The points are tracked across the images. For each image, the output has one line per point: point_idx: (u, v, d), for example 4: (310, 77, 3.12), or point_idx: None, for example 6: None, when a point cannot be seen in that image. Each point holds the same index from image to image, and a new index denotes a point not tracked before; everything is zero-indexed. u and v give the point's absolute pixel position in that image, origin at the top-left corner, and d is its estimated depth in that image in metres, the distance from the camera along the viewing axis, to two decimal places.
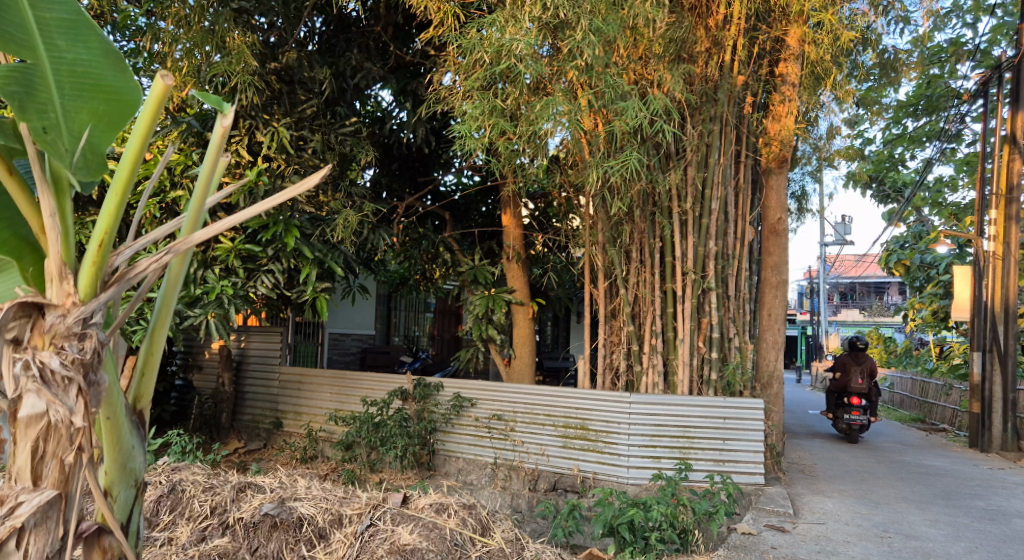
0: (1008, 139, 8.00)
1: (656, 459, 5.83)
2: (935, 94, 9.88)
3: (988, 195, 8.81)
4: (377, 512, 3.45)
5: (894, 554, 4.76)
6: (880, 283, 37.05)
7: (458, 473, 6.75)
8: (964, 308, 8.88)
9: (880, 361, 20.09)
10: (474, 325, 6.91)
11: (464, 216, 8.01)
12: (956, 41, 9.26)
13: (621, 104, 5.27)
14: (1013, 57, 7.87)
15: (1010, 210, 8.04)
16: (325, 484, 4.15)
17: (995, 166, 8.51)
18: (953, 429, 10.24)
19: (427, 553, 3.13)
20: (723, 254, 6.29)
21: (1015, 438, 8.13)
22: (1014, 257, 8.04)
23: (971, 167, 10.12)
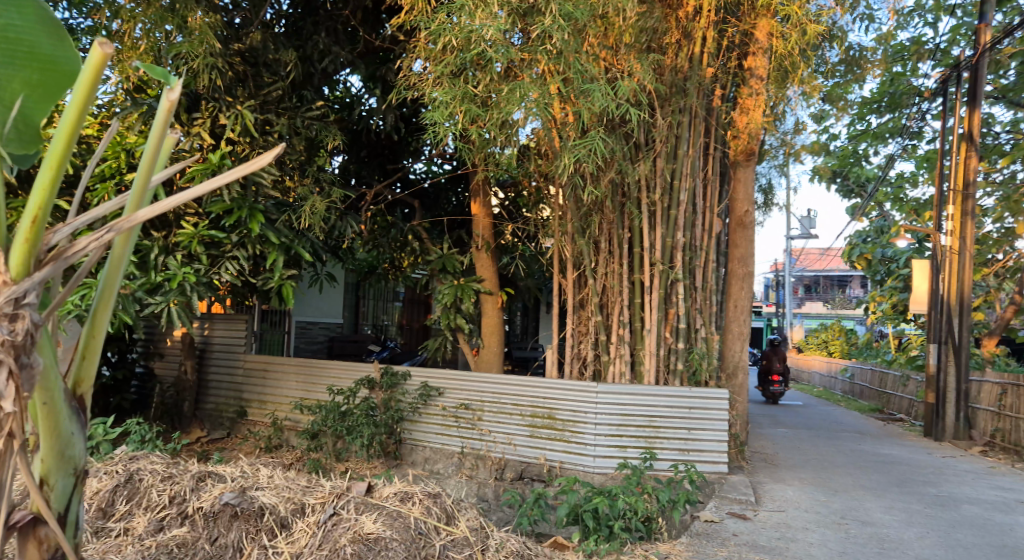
0: (966, 137, 8.03)
1: (622, 448, 5.89)
2: (897, 91, 10.03)
3: (947, 191, 8.93)
4: (340, 501, 3.41)
5: (850, 541, 4.88)
6: (842, 276, 38.07)
7: (425, 463, 6.72)
8: (922, 300, 9.19)
9: (841, 352, 20.77)
10: (443, 314, 6.82)
11: (434, 205, 7.91)
12: (918, 41, 9.44)
13: (587, 87, 5.33)
14: (972, 57, 7.90)
15: (966, 207, 8.10)
16: (289, 473, 4.13)
17: (953, 163, 8.61)
18: (909, 419, 10.51)
19: (391, 542, 3.14)
20: (691, 246, 6.34)
21: (967, 427, 8.25)
22: (970, 251, 8.15)
23: (931, 164, 10.30)
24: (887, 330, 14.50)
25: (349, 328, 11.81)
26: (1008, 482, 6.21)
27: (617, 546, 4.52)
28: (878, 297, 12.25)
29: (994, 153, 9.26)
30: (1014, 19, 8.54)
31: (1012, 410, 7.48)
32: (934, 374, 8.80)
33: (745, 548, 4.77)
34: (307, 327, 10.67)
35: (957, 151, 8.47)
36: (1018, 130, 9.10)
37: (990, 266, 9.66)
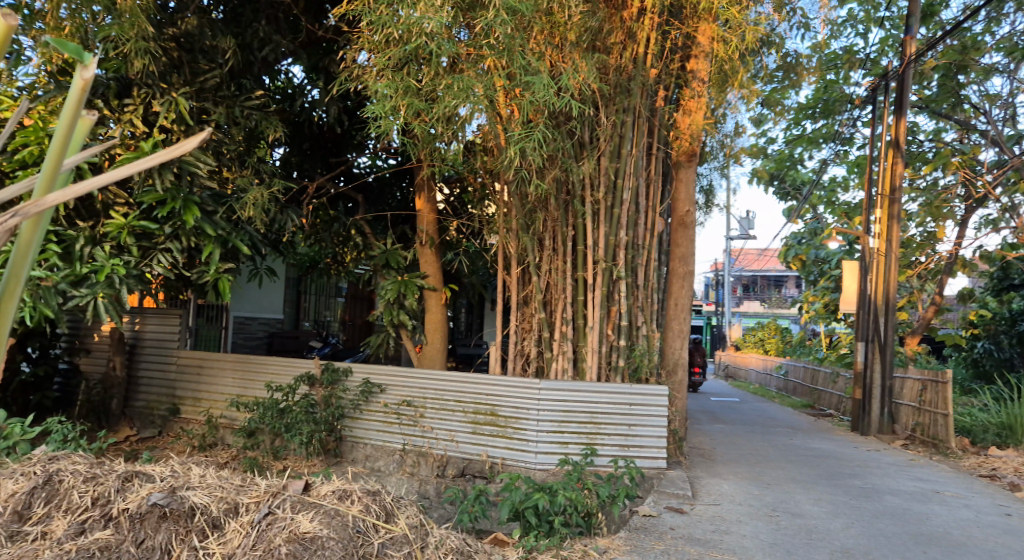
0: (892, 143, 8.35)
1: (563, 444, 5.94)
2: (831, 98, 10.35)
3: (875, 195, 9.32)
4: (276, 500, 3.32)
5: (781, 533, 5.04)
6: (778, 276, 39.60)
7: (366, 460, 6.63)
8: (851, 300, 9.54)
9: (775, 349, 21.64)
10: (385, 310, 6.72)
11: (378, 199, 7.84)
12: (850, 50, 9.78)
13: (528, 78, 5.35)
14: (899, 66, 8.19)
15: (894, 210, 8.34)
16: (223, 472, 3.96)
17: (881, 169, 8.87)
18: (839, 414, 10.94)
19: (327, 541, 3.11)
20: (634, 244, 6.42)
21: (891, 421, 8.57)
22: (895, 253, 8.45)
23: (861, 169, 10.71)
24: (819, 330, 15.07)
25: (290, 324, 11.60)
26: (927, 474, 6.51)
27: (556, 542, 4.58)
28: (811, 297, 12.69)
29: (917, 160, 9.69)
30: (937, 33, 8.94)
31: (932, 406, 7.83)
32: (862, 370, 9.14)
33: (681, 541, 4.87)
34: (245, 322, 10.40)
35: (884, 158, 8.80)
36: (940, 139, 9.55)
37: (914, 268, 10.10)
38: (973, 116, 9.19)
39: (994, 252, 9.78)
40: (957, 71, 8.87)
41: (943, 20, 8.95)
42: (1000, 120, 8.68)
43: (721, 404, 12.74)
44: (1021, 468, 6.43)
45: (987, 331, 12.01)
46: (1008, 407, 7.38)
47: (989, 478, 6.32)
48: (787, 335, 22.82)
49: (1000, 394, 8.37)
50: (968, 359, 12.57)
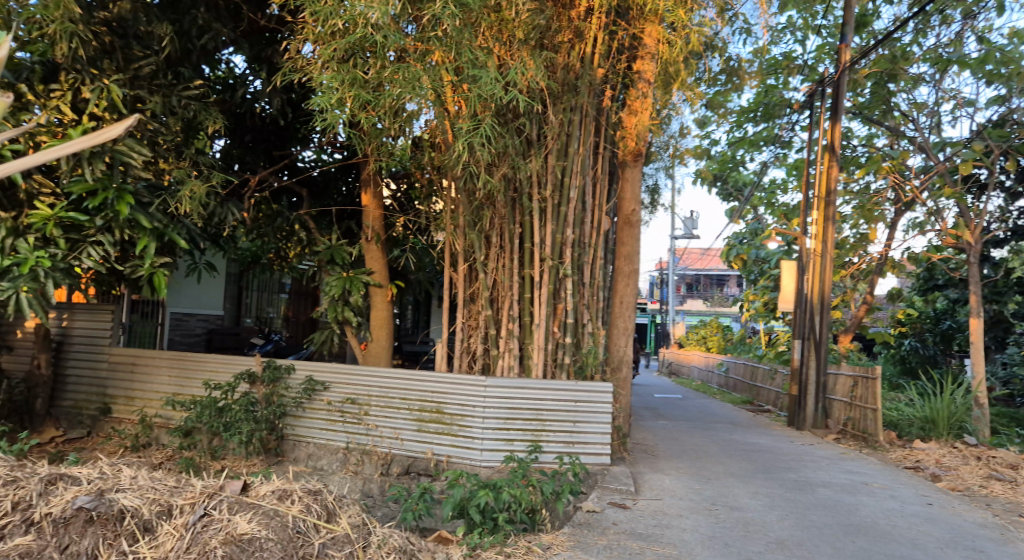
0: (828, 147, 8.64)
1: (509, 441, 5.95)
2: (771, 102, 10.59)
3: (812, 198, 9.63)
4: (212, 501, 3.26)
5: (719, 525, 5.17)
6: (720, 276, 40.80)
7: (308, 459, 6.51)
8: (789, 299, 9.86)
9: (716, 346, 22.35)
10: (330, 306, 6.62)
11: (323, 194, 7.71)
12: (789, 57, 10.06)
13: (475, 72, 5.33)
14: (834, 73, 8.50)
15: (828, 212, 8.71)
16: (155, 473, 3.83)
17: (818, 171, 9.17)
18: (776, 409, 11.30)
19: (266, 542, 3.07)
20: (580, 242, 6.50)
21: (824, 416, 8.96)
22: (830, 254, 8.73)
23: (799, 172, 11.02)
24: (759, 329, 15.47)
25: (231, 321, 11.41)
26: (857, 466, 6.79)
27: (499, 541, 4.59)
28: (753, 296, 13.15)
29: (851, 164, 10.03)
30: (870, 42, 9.27)
31: (863, 401, 8.13)
32: (798, 367, 9.43)
33: (623, 535, 4.94)
34: (183, 318, 10.07)
35: (820, 162, 9.08)
36: (872, 145, 9.92)
37: (847, 269, 10.46)
38: (902, 123, 9.53)
39: (920, 253, 10.23)
40: (888, 79, 9.17)
41: (875, 30, 9.30)
42: (927, 127, 9.06)
43: (664, 400, 12.97)
44: (942, 460, 6.77)
45: (913, 330, 12.97)
46: (931, 401, 7.75)
47: (913, 469, 6.62)
48: (729, 333, 23.46)
49: (924, 389, 8.78)
50: (896, 357, 13.67)
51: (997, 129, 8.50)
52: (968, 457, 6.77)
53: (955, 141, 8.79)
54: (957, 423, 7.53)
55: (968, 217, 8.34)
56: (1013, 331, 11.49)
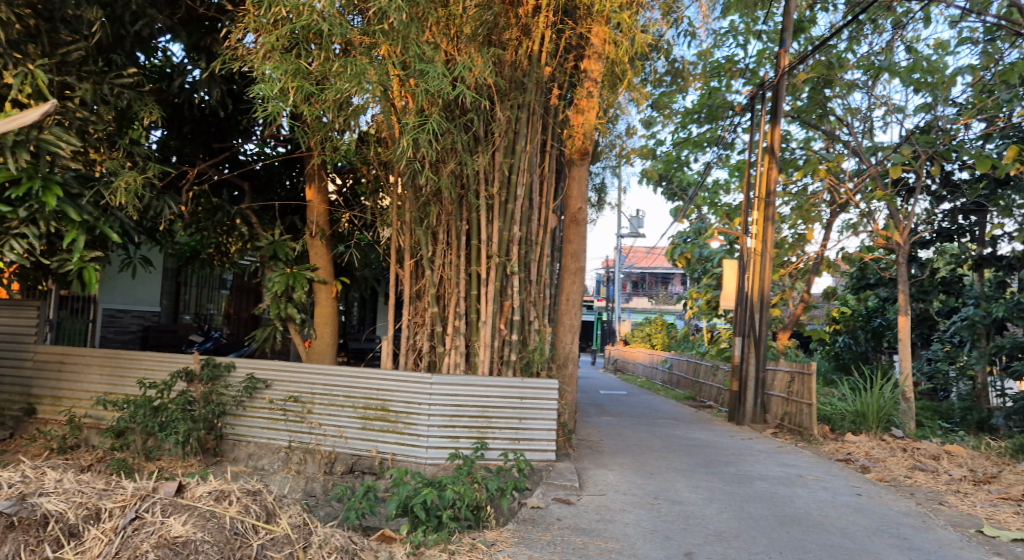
0: (769, 149, 8.87)
1: (454, 438, 5.94)
2: (714, 104, 10.81)
3: (753, 198, 9.88)
4: (144, 503, 3.17)
5: (661, 519, 5.27)
6: (667, 275, 41.72)
7: (248, 459, 6.37)
8: (731, 297, 10.09)
9: (661, 344, 22.87)
10: (272, 303, 6.46)
11: (266, 188, 7.58)
12: (731, 60, 10.29)
13: (421, 66, 5.26)
14: (774, 78, 8.74)
15: (769, 212, 8.95)
16: (81, 475, 3.69)
17: (758, 173, 9.41)
18: (717, 405, 11.57)
19: (201, 544, 2.97)
20: (527, 240, 6.54)
21: (762, 412, 9.17)
22: (770, 253, 9.00)
23: (740, 173, 11.29)
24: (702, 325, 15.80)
25: (168, 318, 11.28)
26: (792, 459, 7.01)
27: (445, 539, 4.56)
28: (695, 293, 13.35)
29: (790, 166, 10.30)
30: (807, 48, 9.54)
31: (799, 396, 8.41)
32: (738, 363, 9.67)
33: (568, 531, 4.98)
34: (116, 315, 10.21)
35: (761, 163, 9.33)
36: (809, 148, 10.24)
37: (785, 268, 10.65)
38: (838, 127, 9.87)
39: (853, 253, 10.62)
40: (824, 85, 9.45)
41: (813, 37, 9.58)
42: (860, 132, 9.40)
43: (610, 397, 13.13)
44: (871, 452, 7.05)
45: (847, 327, 13.46)
46: (862, 395, 8.07)
47: (844, 461, 6.88)
48: (673, 330, 23.97)
49: (855, 384, 9.13)
50: (830, 353, 14.15)
51: (924, 135, 8.90)
52: (894, 449, 7.07)
53: (887, 146, 9.18)
54: (885, 417, 7.85)
55: (898, 219, 8.70)
56: (936, 328, 12.04)
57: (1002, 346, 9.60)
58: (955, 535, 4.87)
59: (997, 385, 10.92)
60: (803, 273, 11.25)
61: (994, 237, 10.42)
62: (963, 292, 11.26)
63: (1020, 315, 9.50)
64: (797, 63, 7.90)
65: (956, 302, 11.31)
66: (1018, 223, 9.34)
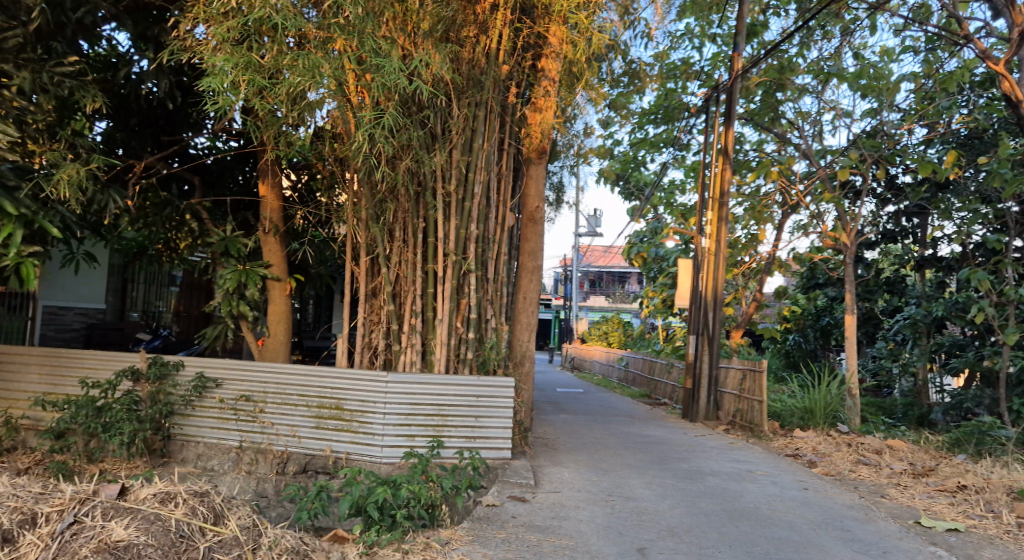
0: (723, 151, 9.05)
1: (410, 437, 5.90)
2: (671, 105, 10.97)
3: (707, 199, 10.05)
4: (83, 507, 3.24)
5: (615, 516, 5.32)
6: (624, 274, 42.33)
7: (198, 460, 6.22)
8: (686, 296, 10.24)
9: (618, 342, 23.20)
10: (223, 300, 6.31)
11: (218, 183, 7.44)
12: (687, 62, 10.45)
13: (377, 61, 5.19)
14: (728, 81, 8.92)
15: (723, 213, 9.14)
16: (17, 478, 3.58)
17: (712, 174, 9.59)
18: (672, 403, 11.74)
19: (144, 548, 3.07)
20: (484, 238, 6.55)
21: (716, 408, 9.34)
22: (723, 253, 9.18)
23: (696, 174, 11.48)
24: (657, 324, 16.03)
25: (115, 316, 11.05)
26: (743, 455, 7.16)
27: (399, 539, 4.50)
28: (651, 292, 13.47)
29: (744, 168, 10.50)
30: (760, 53, 9.75)
31: (750, 393, 8.58)
32: (692, 361, 9.84)
33: (522, 528, 4.99)
34: (58, 312, 10.03)
35: (715, 164, 9.51)
36: (762, 150, 10.45)
37: (739, 267, 10.99)
38: (789, 130, 10.10)
39: (803, 254, 10.89)
40: (776, 89, 9.67)
41: (765, 41, 9.79)
42: (810, 135, 9.64)
43: (567, 395, 13.20)
44: (818, 447, 7.24)
45: (797, 326, 13.79)
46: (810, 392, 8.29)
47: (793, 456, 7.06)
48: (629, 329, 24.23)
49: (804, 381, 9.37)
50: (781, 351, 14.54)
51: (870, 140, 9.18)
52: (840, 444, 7.28)
53: (835, 149, 9.47)
54: (831, 413, 8.09)
55: (845, 220, 8.93)
56: (881, 327, 12.43)
57: (941, 343, 10.12)
58: (894, 527, 5.03)
59: (937, 381, 11.33)
60: (756, 273, 11.48)
61: (934, 239, 10.61)
62: (906, 292, 11.67)
63: (958, 315, 9.72)
64: (751, 67, 8.07)
65: (899, 301, 11.73)
66: (956, 225, 9.70)
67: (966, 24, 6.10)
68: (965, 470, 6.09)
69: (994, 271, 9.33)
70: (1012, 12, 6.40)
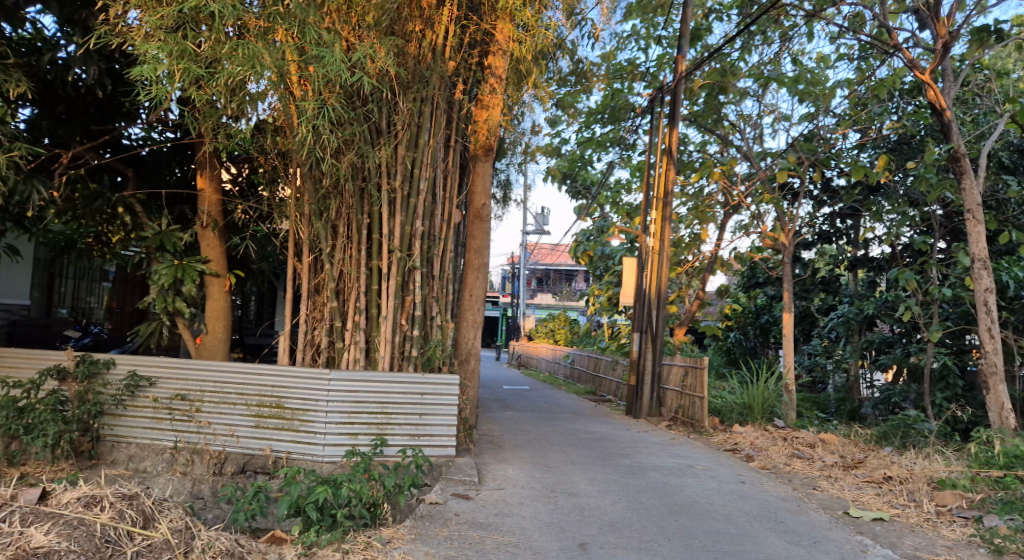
0: (667, 151, 9.22)
1: (352, 436, 5.82)
2: (617, 105, 11.10)
3: (652, 198, 10.20)
4: (2, 513, 3.35)
5: (557, 512, 5.35)
6: (571, 272, 42.75)
7: (129, 461, 5.99)
8: (631, 295, 10.39)
9: (565, 339, 23.36)
10: (158, 296, 6.10)
11: (153, 175, 7.21)
12: (633, 64, 10.59)
13: (319, 52, 5.07)
14: (672, 82, 9.09)
15: (666, 212, 9.32)
16: None
17: (657, 173, 9.74)
18: (616, 400, 11.89)
19: (66, 554, 3.21)
20: (429, 235, 6.53)
21: (658, 405, 9.52)
22: (667, 253, 9.36)
23: (642, 173, 11.65)
24: (603, 322, 16.20)
25: (41, 312, 10.63)
26: (684, 450, 7.30)
27: (338, 539, 4.42)
28: (597, 290, 13.59)
29: (688, 168, 10.70)
30: (703, 55, 9.95)
31: (692, 389, 8.76)
32: (636, 358, 9.99)
33: (465, 526, 4.97)
34: None
35: (660, 164, 9.67)
36: (705, 151, 10.66)
37: (682, 266, 11.30)
38: (731, 132, 10.34)
39: (744, 253, 11.17)
40: (719, 91, 9.87)
41: (708, 44, 9.98)
42: (751, 137, 9.88)
43: (513, 392, 13.21)
44: (755, 441, 7.43)
45: (737, 323, 14.16)
46: (749, 389, 8.51)
47: (732, 451, 7.23)
48: (576, 326, 24.39)
49: (744, 378, 9.61)
50: (722, 348, 14.91)
51: (807, 143, 9.48)
52: (776, 438, 7.49)
53: (774, 152, 9.75)
54: (768, 408, 8.33)
55: (784, 221, 9.20)
56: (816, 324, 12.86)
57: (872, 342, 10.51)
58: (824, 517, 5.20)
59: (867, 377, 11.80)
60: (699, 272, 11.74)
61: (867, 239, 11.18)
62: (840, 291, 12.10)
63: (887, 312, 10.21)
64: (693, 70, 8.24)
65: (833, 300, 12.09)
66: (887, 227, 10.10)
67: (895, 34, 6.34)
68: (890, 462, 6.36)
69: (921, 271, 9.77)
70: (937, 24, 6.71)
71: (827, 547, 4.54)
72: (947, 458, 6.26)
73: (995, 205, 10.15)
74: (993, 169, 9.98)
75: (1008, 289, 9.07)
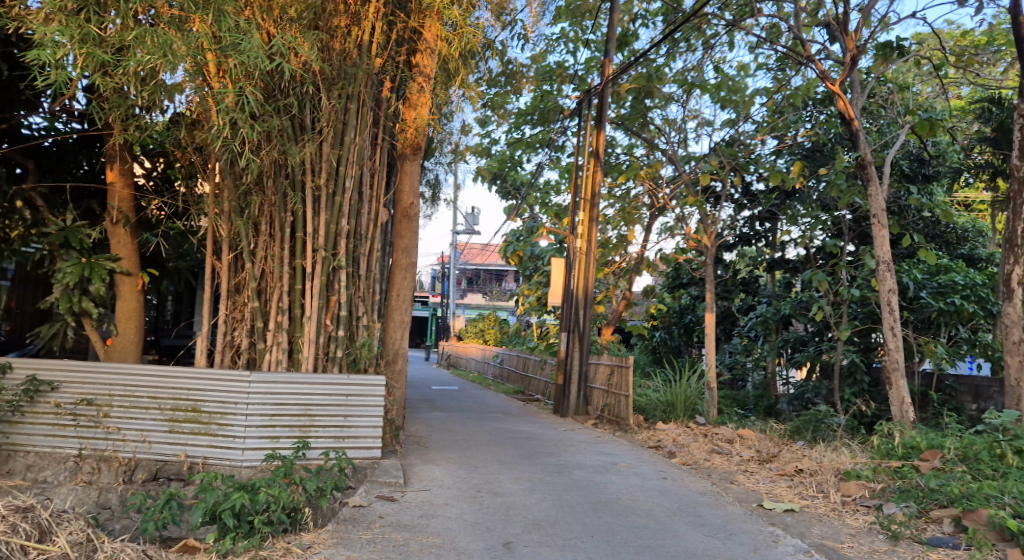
0: (595, 153, 9.39)
1: (273, 439, 5.65)
2: (546, 107, 11.21)
3: (579, 200, 10.34)
4: None
5: (482, 511, 5.34)
6: (503, 271, 43.00)
7: (28, 471, 5.64)
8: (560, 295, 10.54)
9: (493, 339, 23.36)
10: (62, 296, 5.76)
11: (57, 167, 6.83)
12: (562, 66, 10.72)
13: (236, 41, 4.87)
14: (599, 86, 9.26)
15: (593, 214, 9.51)
16: None
17: (585, 175, 9.89)
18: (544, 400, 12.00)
19: None
20: (355, 233, 6.42)
21: (585, 404, 9.70)
22: (593, 254, 9.56)
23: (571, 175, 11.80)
24: (532, 322, 16.23)
25: None
26: (609, 448, 7.43)
27: (256, 546, 4.26)
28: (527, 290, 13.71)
29: (614, 171, 10.89)
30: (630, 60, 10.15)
31: (617, 388, 8.94)
32: (564, 358, 10.11)
33: (388, 528, 4.90)
34: None
35: (588, 166, 9.81)
36: (632, 154, 10.86)
37: (609, 267, 11.53)
38: (657, 136, 10.59)
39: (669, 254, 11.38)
40: (645, 96, 10.11)
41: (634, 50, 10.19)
42: (676, 141, 10.14)
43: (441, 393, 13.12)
44: (677, 438, 7.63)
45: (662, 322, 14.55)
46: (672, 387, 8.76)
47: (655, 448, 7.41)
48: (504, 326, 24.45)
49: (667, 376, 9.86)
50: (648, 346, 15.31)
51: (728, 148, 9.83)
52: (696, 435, 7.72)
53: (698, 156, 10.06)
54: (691, 406, 8.67)
55: (707, 223, 9.50)
56: (737, 324, 13.35)
57: (789, 340, 10.97)
58: (741, 510, 5.37)
59: (783, 374, 12.33)
60: (625, 273, 12.01)
61: (784, 242, 11.66)
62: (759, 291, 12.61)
63: (802, 312, 10.55)
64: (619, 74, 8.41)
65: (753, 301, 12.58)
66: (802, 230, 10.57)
67: (808, 46, 6.60)
68: (801, 455, 6.65)
69: (834, 272, 10.27)
70: (846, 38, 7.05)
71: (742, 539, 4.69)
72: (852, 450, 6.58)
73: (897, 210, 10.69)
74: (896, 177, 10.58)
75: (910, 290, 9.68)
